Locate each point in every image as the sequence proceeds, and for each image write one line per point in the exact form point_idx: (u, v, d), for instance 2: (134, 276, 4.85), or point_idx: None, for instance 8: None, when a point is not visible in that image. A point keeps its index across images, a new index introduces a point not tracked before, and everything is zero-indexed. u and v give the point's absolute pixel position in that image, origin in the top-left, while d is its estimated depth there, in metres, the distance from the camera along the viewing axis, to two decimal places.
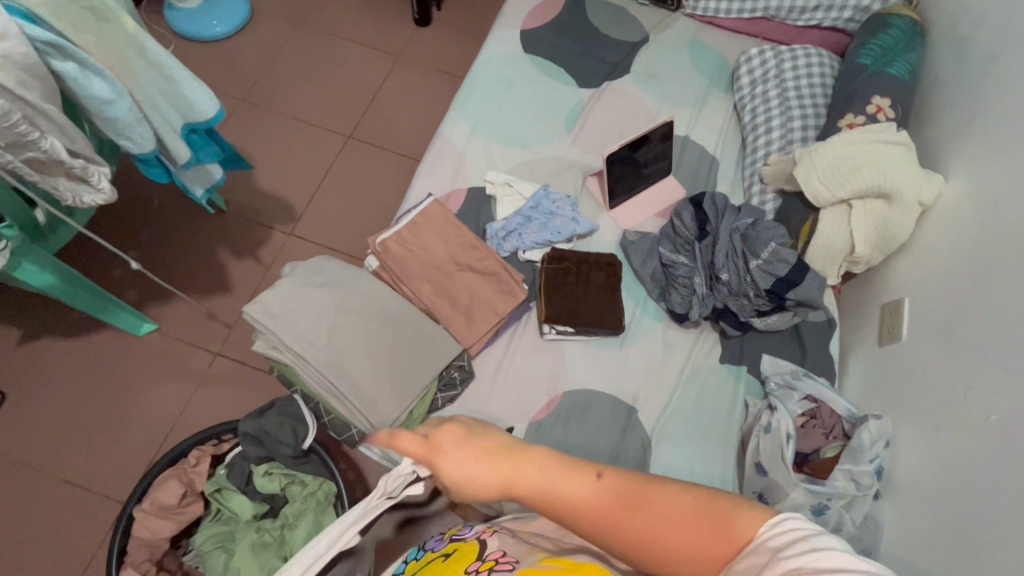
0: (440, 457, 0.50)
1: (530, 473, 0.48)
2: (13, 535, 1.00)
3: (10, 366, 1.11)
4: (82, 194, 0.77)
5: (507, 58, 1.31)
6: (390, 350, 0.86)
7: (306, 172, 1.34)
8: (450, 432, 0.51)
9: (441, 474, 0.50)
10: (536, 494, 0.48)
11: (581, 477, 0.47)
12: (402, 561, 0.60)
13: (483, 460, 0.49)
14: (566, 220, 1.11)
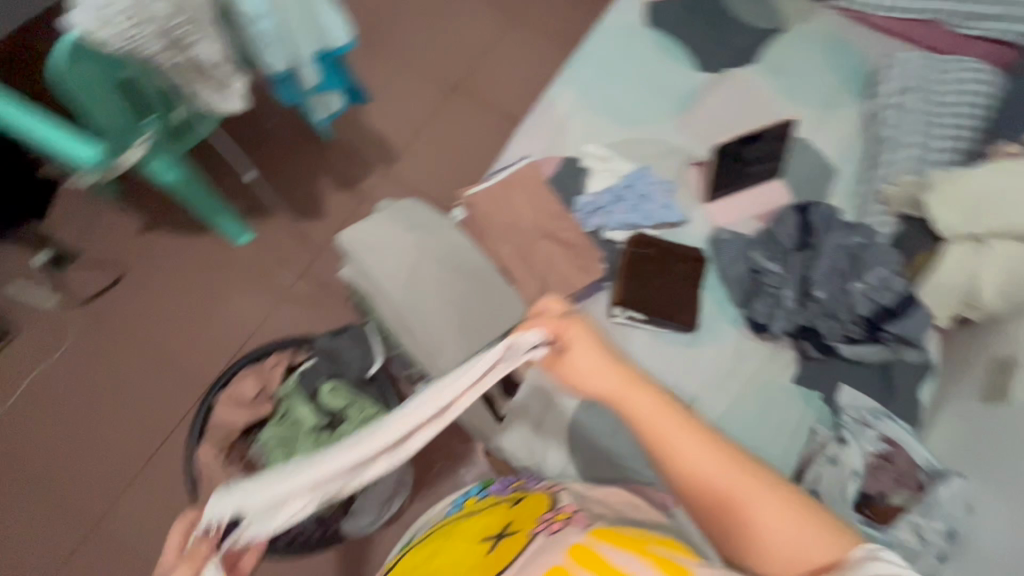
0: (566, 350, 0.51)
1: (648, 409, 0.49)
2: (112, 395, 1.13)
3: (128, 249, 1.24)
4: (218, 103, 0.83)
5: (628, 29, 1.26)
6: (464, 300, 0.88)
7: (409, 117, 1.37)
8: (585, 328, 0.52)
9: (565, 355, 0.51)
10: (647, 426, 0.48)
11: (694, 434, 0.48)
12: (466, 496, 0.64)
13: (604, 367, 0.50)
14: (657, 207, 1.09)
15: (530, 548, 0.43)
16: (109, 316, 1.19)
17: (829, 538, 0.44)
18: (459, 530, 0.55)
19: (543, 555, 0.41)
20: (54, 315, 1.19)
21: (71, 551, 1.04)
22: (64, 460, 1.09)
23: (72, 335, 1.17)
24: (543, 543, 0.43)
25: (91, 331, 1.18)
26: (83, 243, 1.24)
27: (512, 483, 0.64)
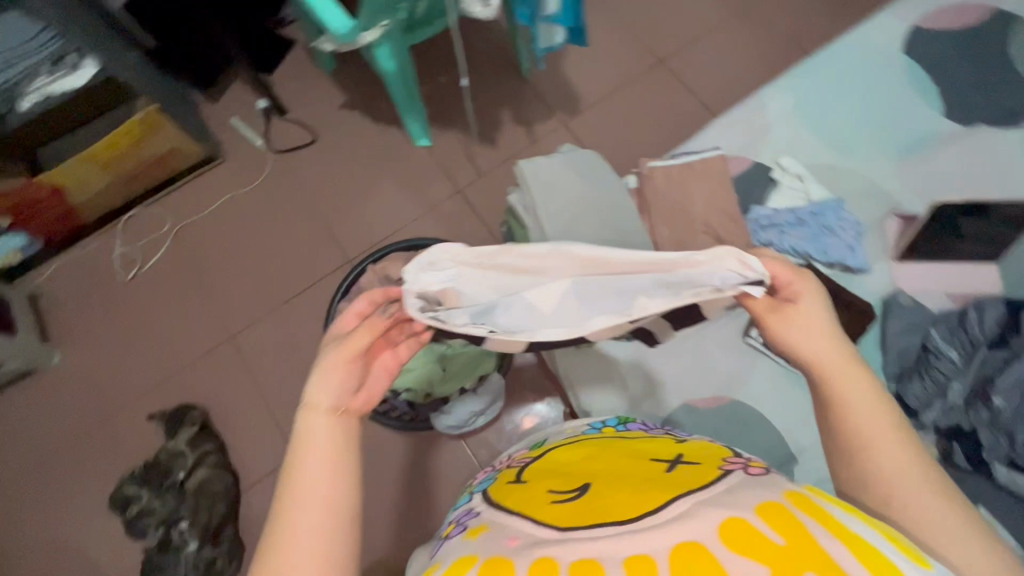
0: (789, 310, 0.53)
1: (863, 397, 0.50)
2: (277, 236, 1.29)
3: (327, 118, 1.38)
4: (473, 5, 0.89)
5: (878, 50, 1.13)
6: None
7: (605, 77, 1.36)
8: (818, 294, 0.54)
9: (789, 307, 0.54)
10: (854, 409, 0.50)
11: (903, 441, 0.48)
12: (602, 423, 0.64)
13: (827, 340, 0.52)
14: (841, 244, 0.99)
15: (731, 478, 0.41)
16: (295, 170, 1.34)
17: None
18: (621, 445, 0.53)
19: (750, 489, 0.40)
20: (254, 153, 1.35)
21: (210, 348, 1.21)
22: (227, 274, 1.27)
23: (263, 175, 1.34)
24: (744, 479, 0.41)
25: (278, 178, 1.34)
26: (293, 100, 1.39)
27: (659, 428, 0.62)
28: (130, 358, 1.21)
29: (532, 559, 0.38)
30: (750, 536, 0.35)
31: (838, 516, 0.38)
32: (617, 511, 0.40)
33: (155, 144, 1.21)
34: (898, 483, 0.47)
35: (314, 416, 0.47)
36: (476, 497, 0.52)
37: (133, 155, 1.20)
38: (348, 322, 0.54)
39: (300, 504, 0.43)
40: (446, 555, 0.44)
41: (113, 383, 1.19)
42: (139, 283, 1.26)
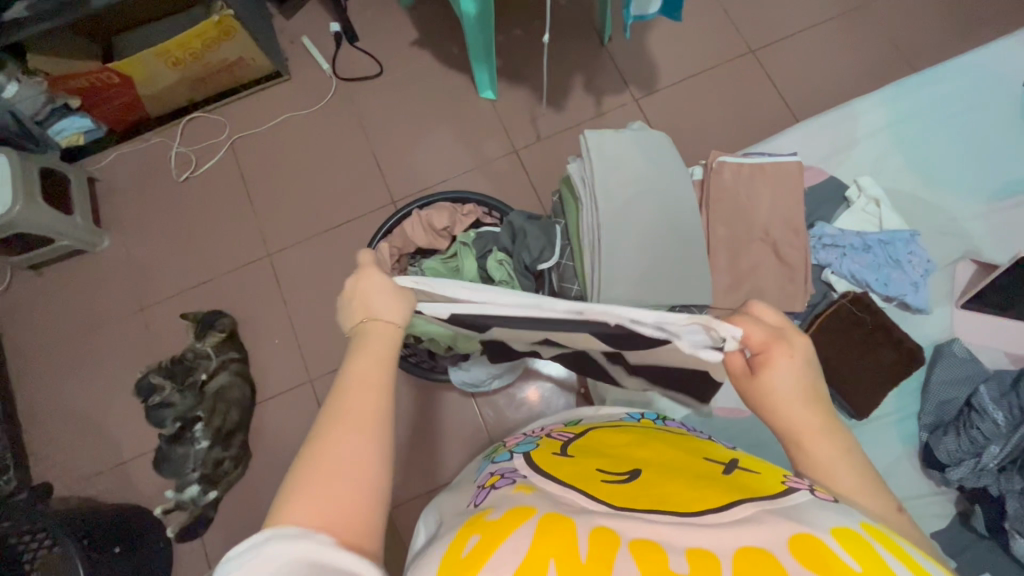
0: (762, 377, 0.47)
1: (839, 459, 0.46)
2: (328, 164, 1.29)
3: (396, 53, 1.35)
4: None
5: (996, 78, 1.03)
6: (661, 254, 0.85)
7: (689, 58, 1.28)
8: (793, 350, 0.47)
9: (762, 371, 0.47)
10: (833, 472, 0.46)
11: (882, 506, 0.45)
12: (639, 415, 0.66)
13: (802, 398, 0.47)
14: (906, 279, 0.93)
15: (794, 494, 0.40)
16: (356, 100, 1.33)
17: None
18: (669, 440, 0.53)
19: (819, 509, 0.38)
20: (319, 76, 1.34)
21: (248, 261, 1.24)
22: (275, 193, 1.28)
23: (325, 100, 1.33)
24: (810, 499, 0.39)
25: (338, 106, 1.32)
26: (366, 29, 1.36)
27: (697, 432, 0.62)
28: (173, 257, 1.25)
29: (588, 526, 0.37)
30: (823, 553, 0.32)
31: (915, 555, 0.35)
32: (673, 499, 0.39)
33: (223, 51, 1.20)
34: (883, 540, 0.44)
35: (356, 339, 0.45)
36: (518, 458, 0.54)
37: (200, 58, 1.19)
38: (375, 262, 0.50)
39: (352, 407, 0.41)
40: (495, 503, 0.44)
41: (153, 277, 1.24)
42: (191, 186, 1.29)
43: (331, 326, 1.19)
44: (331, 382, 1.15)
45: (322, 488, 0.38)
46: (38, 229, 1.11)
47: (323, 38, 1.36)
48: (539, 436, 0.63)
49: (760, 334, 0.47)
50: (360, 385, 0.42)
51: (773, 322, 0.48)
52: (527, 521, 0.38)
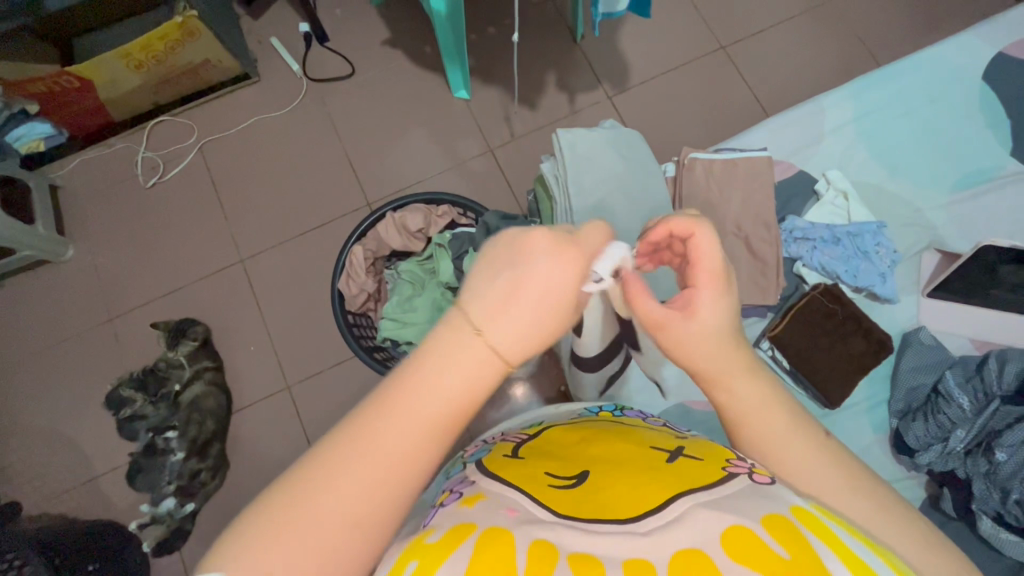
0: (689, 315, 0.49)
1: (758, 399, 0.48)
2: (300, 166, 1.27)
3: (367, 53, 1.33)
4: None
5: (955, 72, 1.06)
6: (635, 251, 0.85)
7: (661, 55, 1.29)
8: (724, 283, 0.50)
9: (691, 310, 0.49)
10: (751, 413, 0.48)
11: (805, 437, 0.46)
12: (599, 408, 0.68)
13: (724, 337, 0.49)
14: (873, 270, 0.94)
15: (733, 482, 0.41)
16: (328, 101, 1.31)
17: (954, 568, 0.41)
18: (620, 433, 0.54)
19: (753, 498, 0.39)
20: (289, 78, 1.32)
21: (221, 267, 1.22)
22: (247, 197, 1.26)
23: (296, 102, 1.30)
24: (749, 488, 0.40)
25: (309, 107, 1.30)
26: (336, 29, 1.34)
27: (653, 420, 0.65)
28: (143, 264, 1.22)
29: (529, 537, 0.38)
30: (756, 548, 0.34)
31: (845, 540, 0.37)
32: (615, 504, 0.40)
33: (188, 52, 1.17)
34: (812, 481, 0.44)
35: (470, 349, 0.38)
36: (470, 468, 0.57)
37: (164, 60, 1.16)
38: (579, 258, 0.41)
39: (392, 446, 0.36)
40: (442, 520, 0.45)
41: (122, 287, 1.21)
42: (160, 192, 1.26)
43: (308, 331, 1.17)
44: (310, 388, 1.14)
45: (315, 506, 0.34)
46: None
47: (292, 39, 1.34)
48: (494, 441, 0.65)
49: (711, 263, 0.50)
50: (430, 432, 0.37)
51: (708, 243, 0.50)
52: (467, 536, 0.40)
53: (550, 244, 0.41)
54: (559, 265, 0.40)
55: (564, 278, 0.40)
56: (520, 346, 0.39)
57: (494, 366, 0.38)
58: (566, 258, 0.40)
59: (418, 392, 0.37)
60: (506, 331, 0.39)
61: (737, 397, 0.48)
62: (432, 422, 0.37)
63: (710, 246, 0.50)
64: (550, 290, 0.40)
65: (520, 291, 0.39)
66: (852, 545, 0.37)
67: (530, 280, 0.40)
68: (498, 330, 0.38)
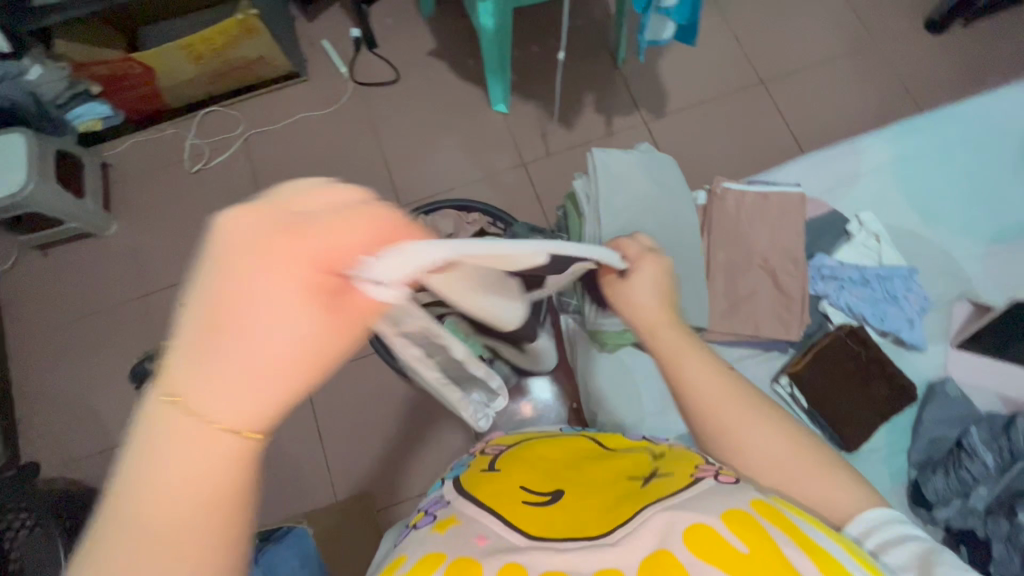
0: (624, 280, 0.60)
1: (672, 340, 0.57)
2: (339, 165, 1.31)
3: (413, 62, 1.37)
4: None
5: (1000, 124, 1.04)
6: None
7: (701, 84, 1.30)
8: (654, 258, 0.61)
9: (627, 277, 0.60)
10: (668, 349, 0.57)
11: (710, 368, 0.55)
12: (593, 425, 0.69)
13: (656, 296, 0.59)
14: (902, 315, 0.93)
15: (700, 485, 0.41)
16: (371, 105, 1.35)
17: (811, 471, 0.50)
18: (596, 452, 0.54)
19: (716, 496, 0.39)
20: (337, 79, 1.36)
21: None
22: None
23: (340, 103, 1.35)
24: (714, 487, 0.41)
25: (353, 109, 1.35)
26: (386, 37, 1.39)
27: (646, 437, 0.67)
28: (179, 246, 1.26)
29: (498, 561, 0.39)
30: (712, 541, 0.35)
31: (804, 533, 0.37)
32: (587, 522, 0.41)
33: (244, 48, 1.22)
34: (708, 399, 0.53)
35: (186, 418, 0.30)
36: (447, 487, 0.55)
37: (221, 54, 1.22)
38: (305, 260, 0.30)
39: (149, 539, 0.29)
40: (413, 547, 0.45)
41: (158, 266, 1.25)
42: (203, 178, 1.31)
43: None
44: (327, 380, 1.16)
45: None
46: (50, 211, 1.13)
47: (342, 43, 1.39)
48: (474, 455, 0.64)
49: (635, 249, 0.62)
50: (189, 501, 0.30)
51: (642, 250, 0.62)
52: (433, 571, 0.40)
53: (265, 261, 0.29)
54: (273, 282, 0.29)
55: (283, 292, 0.29)
56: (261, 389, 0.30)
57: (236, 420, 0.30)
58: (275, 270, 0.29)
59: (157, 479, 0.30)
60: (223, 388, 0.30)
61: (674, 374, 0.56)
62: (189, 493, 0.30)
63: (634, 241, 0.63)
64: (283, 327, 0.29)
65: (234, 335, 0.30)
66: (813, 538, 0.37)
67: (247, 307, 0.29)
68: (216, 384, 0.30)
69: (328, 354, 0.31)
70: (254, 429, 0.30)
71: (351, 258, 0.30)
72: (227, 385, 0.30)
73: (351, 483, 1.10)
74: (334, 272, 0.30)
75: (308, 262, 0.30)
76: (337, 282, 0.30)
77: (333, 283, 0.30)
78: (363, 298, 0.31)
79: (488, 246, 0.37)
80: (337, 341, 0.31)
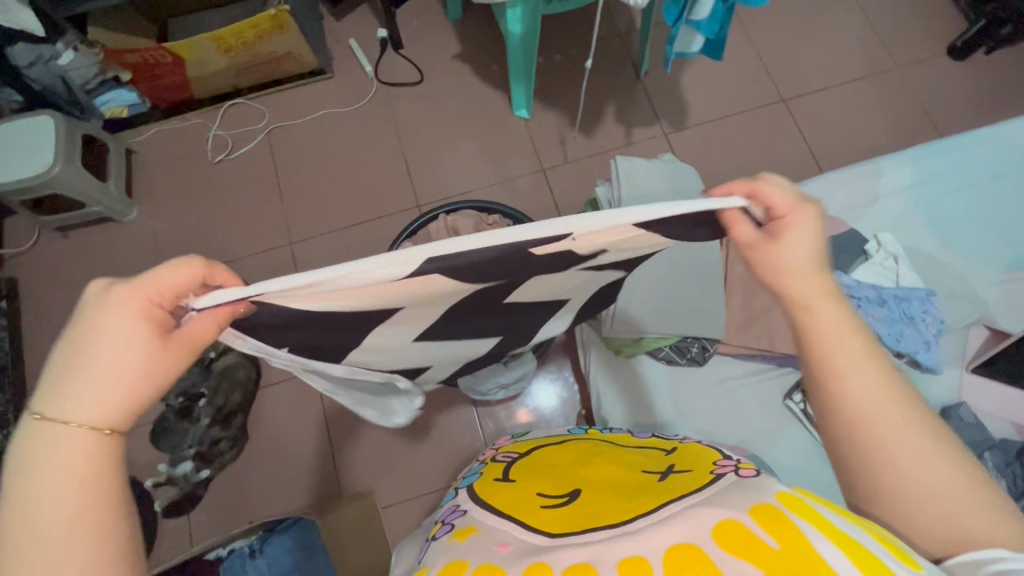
0: (772, 245, 0.46)
1: (830, 330, 0.45)
2: (358, 163, 1.32)
3: (438, 64, 1.39)
4: None
5: (1021, 151, 1.05)
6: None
7: (721, 99, 1.31)
8: (813, 212, 0.46)
9: (775, 236, 0.46)
10: (823, 342, 0.45)
11: (873, 375, 0.44)
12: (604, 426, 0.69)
13: (815, 266, 0.46)
14: (918, 337, 0.93)
15: (722, 482, 0.42)
16: (393, 105, 1.36)
17: (978, 510, 0.42)
18: (609, 453, 0.55)
19: (740, 493, 0.39)
20: (361, 78, 1.38)
21: (270, 247, 1.26)
22: (303, 184, 1.31)
23: (363, 101, 1.36)
24: (734, 484, 0.41)
25: (375, 108, 1.36)
26: (411, 39, 1.41)
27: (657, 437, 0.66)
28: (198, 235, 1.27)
29: (523, 563, 0.40)
30: (744, 538, 0.34)
31: (833, 522, 0.36)
32: (607, 514, 0.41)
33: (273, 43, 1.24)
34: (862, 416, 0.44)
35: (66, 432, 0.35)
36: (463, 497, 0.57)
37: (250, 47, 1.23)
38: (138, 295, 0.38)
39: (36, 542, 0.33)
40: (436, 557, 0.47)
41: (175, 252, 1.26)
42: (225, 169, 1.32)
43: None
44: None
45: None
46: (73, 192, 1.14)
47: (369, 43, 1.40)
48: (484, 463, 0.65)
49: (786, 198, 0.46)
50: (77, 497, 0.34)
51: (795, 200, 0.46)
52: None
53: (89, 309, 0.37)
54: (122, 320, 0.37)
55: (126, 320, 0.37)
56: (117, 392, 0.37)
57: (90, 420, 0.36)
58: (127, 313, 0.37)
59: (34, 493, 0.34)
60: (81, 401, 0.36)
61: (834, 382, 0.45)
62: (75, 494, 0.34)
63: (778, 184, 0.46)
64: (128, 346, 0.37)
65: (76, 367, 0.36)
66: (842, 527, 0.36)
67: (99, 339, 0.37)
68: (73, 401, 0.36)
69: (171, 356, 0.38)
70: (113, 425, 0.37)
71: (167, 290, 0.39)
72: (83, 400, 0.36)
73: (356, 479, 1.10)
74: (157, 301, 0.38)
75: (126, 297, 0.37)
76: (160, 309, 0.39)
77: (155, 313, 0.38)
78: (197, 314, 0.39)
79: (346, 267, 0.37)
80: (177, 355, 0.39)
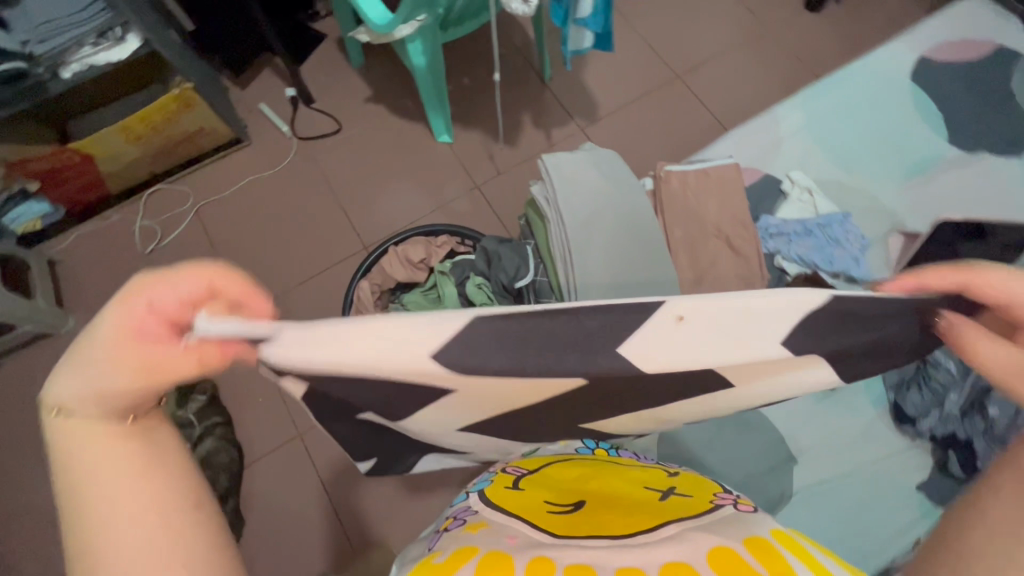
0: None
1: None
2: (295, 221, 1.32)
3: (353, 110, 1.42)
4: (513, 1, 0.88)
5: (887, 77, 1.18)
6: (627, 269, 0.90)
7: (625, 88, 1.41)
8: None
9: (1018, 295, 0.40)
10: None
11: None
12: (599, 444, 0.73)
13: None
14: (847, 255, 1.03)
15: (718, 513, 0.47)
16: (318, 157, 1.38)
17: None
18: (614, 471, 0.59)
19: (732, 527, 0.43)
20: (280, 139, 1.39)
21: None
22: (244, 254, 1.29)
23: (287, 161, 1.37)
24: (732, 515, 0.46)
25: (300, 164, 1.37)
26: (321, 92, 1.43)
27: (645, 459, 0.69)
28: None
29: (529, 555, 0.41)
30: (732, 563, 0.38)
31: (824, 562, 0.40)
32: (609, 526, 0.45)
33: (183, 122, 1.25)
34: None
35: (73, 423, 0.35)
36: (474, 496, 0.59)
37: (161, 131, 1.23)
38: (136, 308, 0.34)
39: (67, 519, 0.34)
40: (447, 544, 0.48)
41: None
42: (158, 257, 1.28)
43: None
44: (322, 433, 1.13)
45: None
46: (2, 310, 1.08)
47: (280, 104, 1.42)
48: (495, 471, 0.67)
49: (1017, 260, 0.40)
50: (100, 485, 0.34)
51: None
52: (468, 558, 0.42)
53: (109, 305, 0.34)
54: (119, 330, 0.34)
55: (122, 324, 0.34)
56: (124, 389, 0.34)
57: (93, 413, 0.35)
58: (133, 325, 0.34)
59: (70, 470, 0.35)
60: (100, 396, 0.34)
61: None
62: (104, 473, 0.35)
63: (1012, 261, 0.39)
64: (115, 355, 0.34)
65: (84, 349, 0.34)
66: (831, 567, 0.39)
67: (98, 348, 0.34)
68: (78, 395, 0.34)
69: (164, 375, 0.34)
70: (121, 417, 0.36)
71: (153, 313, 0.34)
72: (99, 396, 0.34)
73: (367, 531, 1.07)
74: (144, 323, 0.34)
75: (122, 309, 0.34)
76: (166, 322, 0.35)
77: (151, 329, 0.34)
78: (191, 348, 0.34)
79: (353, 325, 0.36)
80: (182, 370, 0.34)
